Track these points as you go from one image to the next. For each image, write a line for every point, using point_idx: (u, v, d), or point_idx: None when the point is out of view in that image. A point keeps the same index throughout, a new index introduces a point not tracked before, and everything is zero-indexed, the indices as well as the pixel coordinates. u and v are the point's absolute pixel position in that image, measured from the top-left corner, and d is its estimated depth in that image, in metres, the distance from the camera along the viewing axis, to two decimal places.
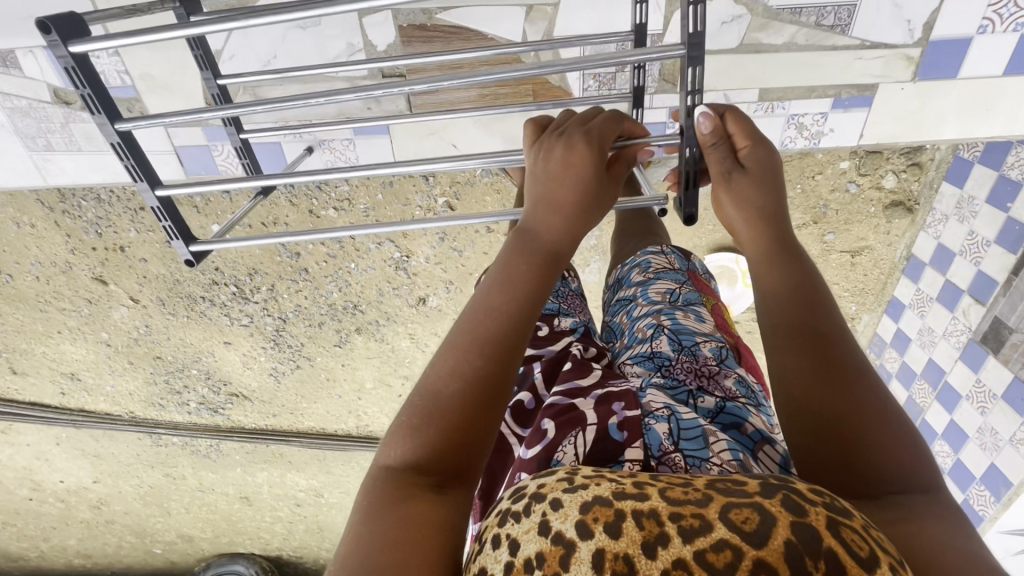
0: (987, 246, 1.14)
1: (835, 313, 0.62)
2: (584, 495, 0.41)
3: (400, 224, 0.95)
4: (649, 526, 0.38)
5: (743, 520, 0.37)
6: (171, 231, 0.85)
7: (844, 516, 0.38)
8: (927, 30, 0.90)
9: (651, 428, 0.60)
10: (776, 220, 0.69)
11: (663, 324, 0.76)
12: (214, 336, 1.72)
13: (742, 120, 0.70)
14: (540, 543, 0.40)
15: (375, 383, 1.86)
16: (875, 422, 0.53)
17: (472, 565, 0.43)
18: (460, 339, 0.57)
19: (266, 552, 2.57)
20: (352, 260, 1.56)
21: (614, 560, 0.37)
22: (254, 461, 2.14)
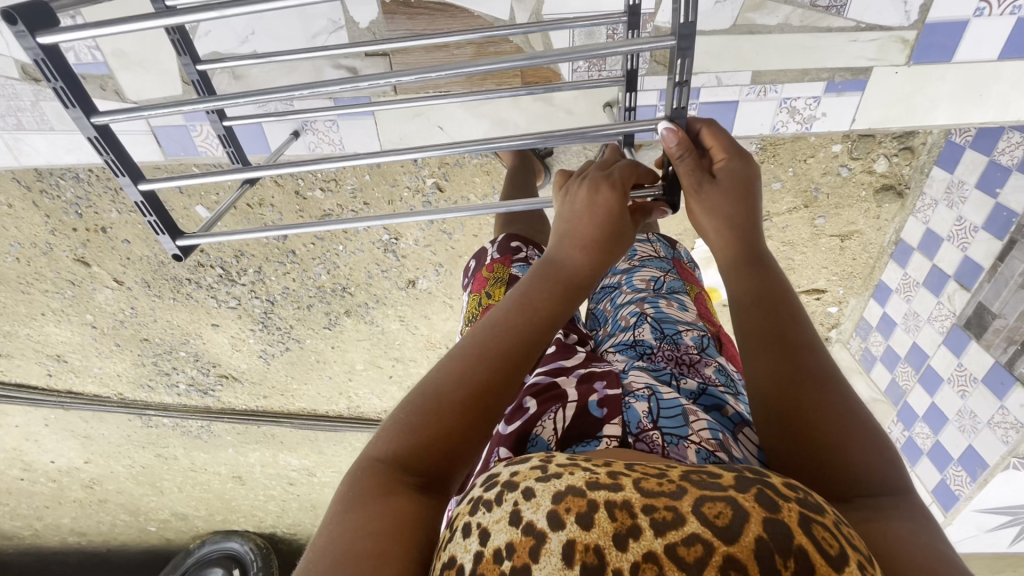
0: (974, 232, 1.14)
1: (806, 324, 0.61)
2: (557, 485, 0.40)
3: (390, 217, 0.92)
4: (621, 517, 0.37)
5: (716, 514, 0.36)
6: (157, 227, 0.82)
7: (816, 512, 0.38)
8: (923, 13, 0.87)
9: (630, 407, 0.59)
10: (751, 232, 0.66)
11: (646, 312, 0.77)
12: (202, 319, 1.70)
13: (715, 131, 0.66)
14: (510, 533, 0.38)
15: (365, 364, 1.86)
16: (844, 424, 0.53)
17: (442, 553, 0.42)
18: (472, 349, 0.57)
19: (259, 529, 2.60)
20: (340, 242, 1.54)
21: (584, 552, 0.36)
22: (245, 442, 2.15)
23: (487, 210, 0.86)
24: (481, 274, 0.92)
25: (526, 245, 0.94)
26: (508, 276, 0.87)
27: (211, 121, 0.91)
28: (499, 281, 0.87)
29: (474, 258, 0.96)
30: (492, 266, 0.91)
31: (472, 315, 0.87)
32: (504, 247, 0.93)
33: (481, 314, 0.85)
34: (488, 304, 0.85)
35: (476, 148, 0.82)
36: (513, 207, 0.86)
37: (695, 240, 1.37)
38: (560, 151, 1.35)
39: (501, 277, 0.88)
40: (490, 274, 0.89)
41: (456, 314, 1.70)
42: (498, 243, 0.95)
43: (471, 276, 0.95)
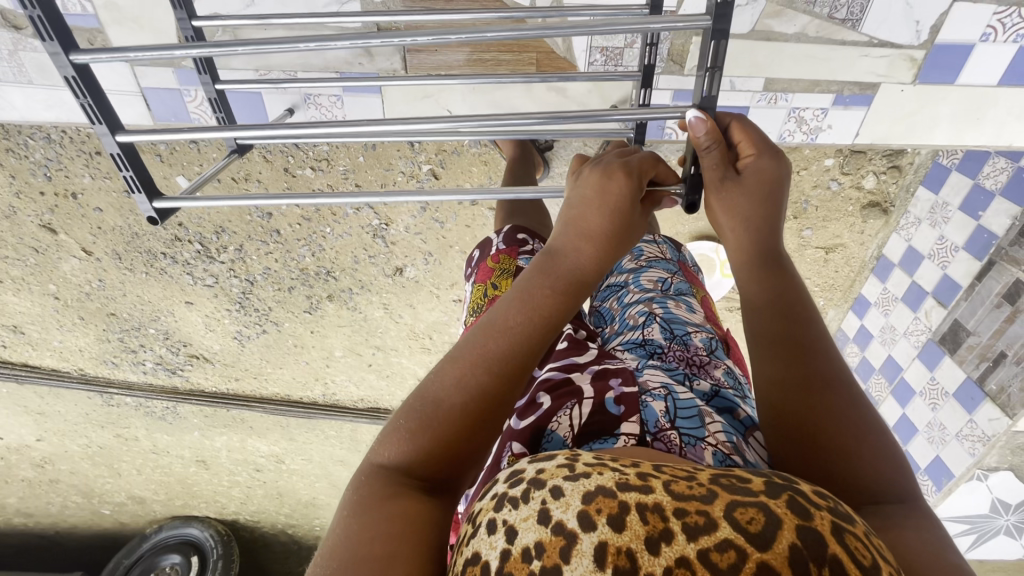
0: (955, 252, 1.18)
1: (818, 326, 0.61)
2: (586, 484, 0.38)
3: (386, 195, 0.88)
4: (653, 521, 0.35)
5: (749, 520, 0.34)
6: (132, 183, 0.77)
7: (847, 521, 0.37)
8: (934, 34, 0.89)
9: (648, 405, 0.59)
10: (770, 232, 0.65)
11: (655, 312, 0.76)
12: (175, 295, 1.63)
13: (745, 125, 0.63)
14: (539, 532, 0.37)
15: (344, 351, 1.81)
16: (855, 432, 0.54)
17: (466, 548, 0.41)
18: (471, 351, 0.55)
19: (221, 517, 2.51)
20: (327, 224, 1.50)
21: (617, 554, 0.35)
22: (213, 425, 2.07)
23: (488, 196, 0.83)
24: (487, 264, 0.90)
25: (533, 238, 0.93)
26: (516, 268, 0.86)
27: (202, 81, 0.86)
28: (506, 272, 0.86)
29: (478, 249, 0.94)
30: (497, 257, 0.89)
31: (477, 305, 0.85)
32: (511, 239, 0.92)
33: (486, 304, 0.83)
34: (494, 294, 0.83)
35: (489, 125, 0.78)
36: (518, 194, 0.84)
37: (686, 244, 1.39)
38: (561, 146, 1.34)
39: (508, 268, 0.87)
40: (496, 265, 0.88)
41: (443, 304, 1.68)
42: (504, 234, 0.93)
43: (474, 267, 0.94)
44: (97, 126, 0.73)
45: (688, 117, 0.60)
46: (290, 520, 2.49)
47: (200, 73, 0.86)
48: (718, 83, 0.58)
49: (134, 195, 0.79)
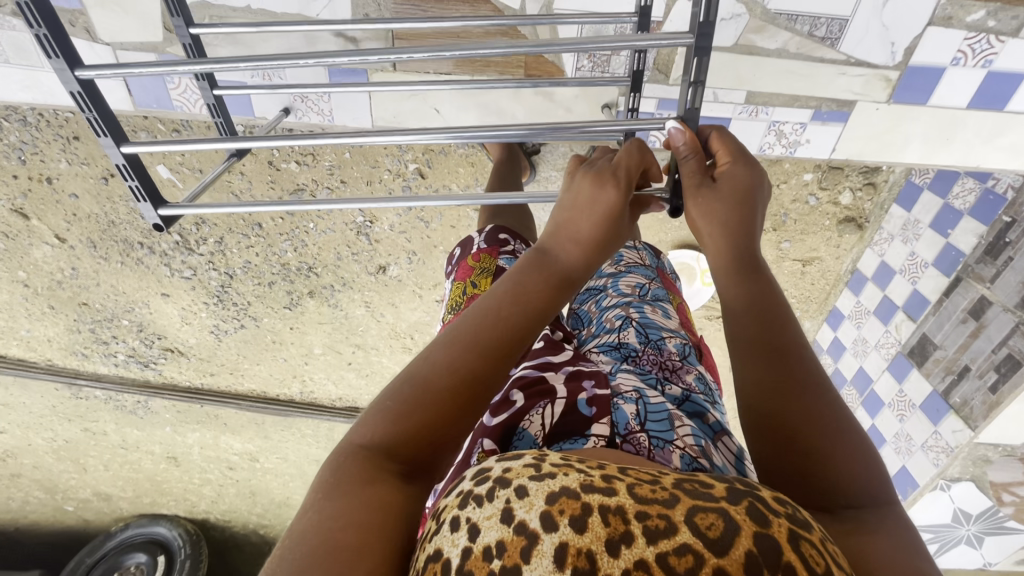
0: (925, 267, 1.22)
1: (796, 329, 0.61)
2: (551, 484, 0.38)
3: (395, 202, 0.84)
4: (614, 523, 0.35)
5: (707, 525, 0.34)
6: (138, 193, 0.76)
7: (804, 529, 0.36)
8: (907, 55, 0.91)
9: (619, 408, 0.59)
10: (748, 243, 0.64)
11: (631, 316, 0.77)
12: (151, 286, 1.60)
13: (724, 137, 0.64)
14: (501, 531, 0.36)
15: (323, 349, 1.79)
16: (830, 435, 0.54)
17: (427, 544, 0.39)
18: (464, 340, 0.55)
19: (190, 515, 2.45)
20: (311, 220, 1.49)
21: (577, 556, 0.34)
22: (185, 421, 2.03)
23: (468, 199, 0.82)
24: (466, 262, 0.90)
25: (514, 239, 0.93)
26: (495, 268, 0.87)
27: (201, 88, 0.86)
28: (485, 272, 0.86)
29: (459, 246, 0.94)
30: (478, 256, 0.89)
31: (455, 303, 0.85)
32: (492, 238, 0.92)
33: (464, 302, 0.83)
34: (472, 292, 0.83)
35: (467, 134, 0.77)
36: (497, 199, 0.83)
37: (667, 252, 1.41)
38: (547, 150, 1.36)
39: (487, 267, 0.87)
40: (476, 263, 0.88)
41: (425, 304, 1.68)
42: (485, 234, 0.93)
43: (455, 264, 0.94)
44: (100, 137, 0.71)
45: (667, 128, 0.61)
46: (262, 520, 2.44)
47: (199, 81, 0.85)
48: (700, 100, 0.59)
49: (139, 205, 0.77)
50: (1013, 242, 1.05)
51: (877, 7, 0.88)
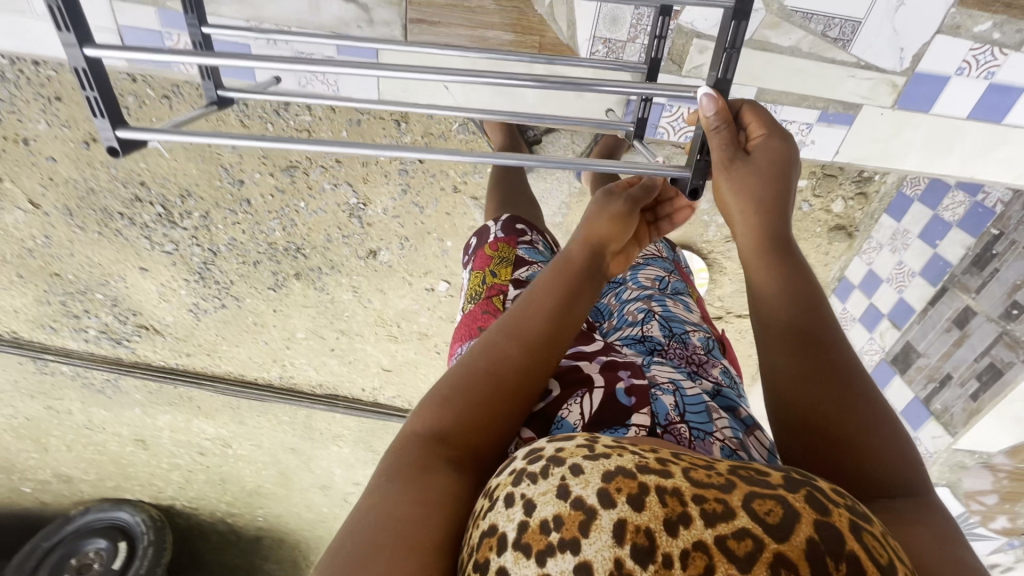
0: (912, 277, 1.22)
1: (827, 313, 0.61)
2: (606, 464, 0.38)
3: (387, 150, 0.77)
4: (672, 504, 0.35)
5: (766, 511, 0.34)
6: (96, 107, 0.68)
7: (864, 520, 0.36)
8: (916, 62, 0.85)
9: (658, 399, 0.58)
10: (781, 218, 0.65)
11: (654, 309, 0.76)
12: (129, 260, 1.54)
13: (757, 109, 0.66)
14: (557, 506, 0.36)
15: (306, 333, 1.75)
16: (865, 423, 0.54)
17: (481, 521, 0.40)
18: (506, 334, 0.58)
19: (155, 501, 2.37)
20: (302, 198, 1.45)
21: (636, 533, 0.34)
22: (156, 402, 1.96)
23: (476, 158, 0.77)
24: (484, 251, 0.88)
25: (531, 230, 0.92)
26: (514, 257, 0.85)
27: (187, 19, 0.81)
28: (504, 261, 0.84)
29: (474, 236, 0.92)
30: (495, 245, 0.88)
31: (475, 293, 0.83)
32: (508, 227, 0.90)
33: (485, 292, 0.81)
34: (493, 282, 0.81)
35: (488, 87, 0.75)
36: (504, 159, 0.77)
37: None
38: (549, 141, 1.35)
39: (506, 257, 0.85)
40: (494, 253, 0.86)
41: (414, 292, 1.65)
42: (502, 223, 0.92)
43: (471, 253, 0.92)
44: (61, 33, 0.63)
45: (699, 96, 0.61)
46: (232, 508, 2.37)
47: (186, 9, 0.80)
48: (735, 64, 0.60)
49: (94, 119, 0.69)
50: (1000, 254, 1.07)
51: (891, 8, 0.81)
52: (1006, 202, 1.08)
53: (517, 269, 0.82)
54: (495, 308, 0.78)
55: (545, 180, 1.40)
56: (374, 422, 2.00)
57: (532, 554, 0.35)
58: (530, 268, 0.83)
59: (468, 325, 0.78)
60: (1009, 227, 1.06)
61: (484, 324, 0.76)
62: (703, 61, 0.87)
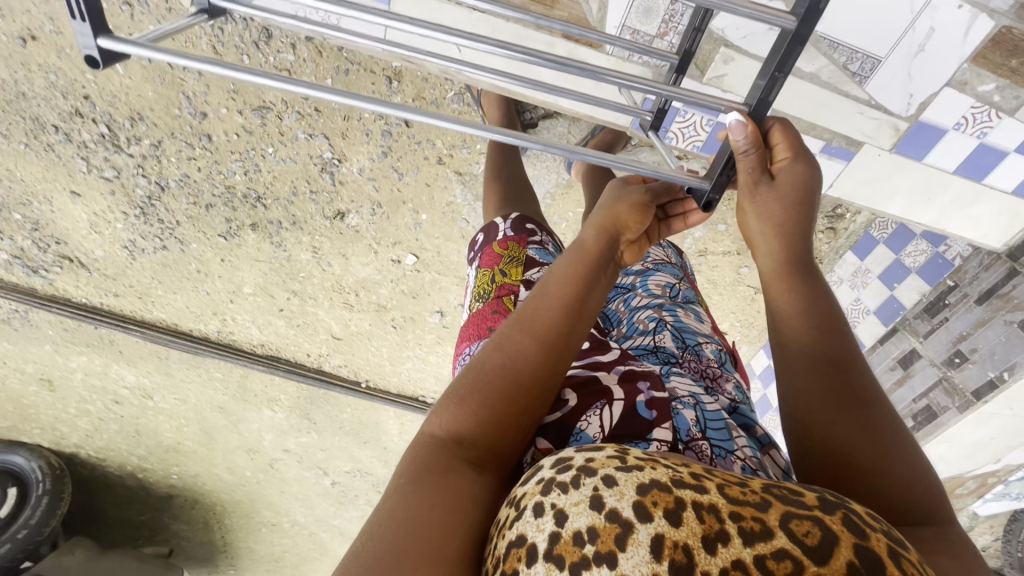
0: (866, 314, 1.28)
1: (848, 335, 0.62)
2: (640, 477, 0.42)
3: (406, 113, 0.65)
4: (709, 521, 0.39)
5: (804, 532, 0.38)
6: (75, 8, 0.55)
7: (902, 547, 0.39)
8: (921, 110, 0.87)
9: (679, 412, 0.59)
10: (802, 242, 0.63)
11: (665, 319, 0.75)
12: (59, 181, 1.37)
13: (786, 128, 0.61)
14: (591, 517, 0.40)
15: (254, 289, 1.63)
16: (887, 451, 0.56)
17: (508, 531, 0.44)
18: (518, 333, 0.58)
19: (55, 447, 2.15)
20: (271, 144, 1.33)
21: (674, 549, 0.38)
22: (72, 341, 1.78)
23: (463, 128, 0.66)
24: (492, 248, 0.84)
25: (540, 229, 0.88)
26: (525, 257, 0.81)
27: None
28: (514, 261, 0.80)
29: (482, 232, 0.88)
30: (505, 244, 0.83)
31: (483, 291, 0.79)
32: (518, 226, 0.86)
33: (495, 292, 0.77)
34: (503, 281, 0.78)
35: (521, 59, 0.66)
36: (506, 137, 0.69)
37: None
38: (546, 126, 1.30)
39: (516, 256, 0.81)
40: (504, 251, 0.82)
41: (379, 262, 1.57)
42: (511, 221, 0.88)
43: (477, 250, 0.87)
44: None
45: (729, 118, 0.58)
46: (144, 463, 2.20)
47: None
48: (778, 88, 0.55)
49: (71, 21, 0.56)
50: (951, 304, 1.14)
51: (911, 53, 0.82)
52: (965, 257, 1.11)
53: (528, 270, 0.79)
54: (505, 309, 0.74)
55: (534, 166, 1.35)
56: (316, 390, 1.90)
57: (566, 565, 0.39)
58: (542, 269, 0.79)
59: (477, 324, 0.75)
60: (964, 281, 1.11)
61: (494, 325, 0.74)
62: (726, 72, 0.86)
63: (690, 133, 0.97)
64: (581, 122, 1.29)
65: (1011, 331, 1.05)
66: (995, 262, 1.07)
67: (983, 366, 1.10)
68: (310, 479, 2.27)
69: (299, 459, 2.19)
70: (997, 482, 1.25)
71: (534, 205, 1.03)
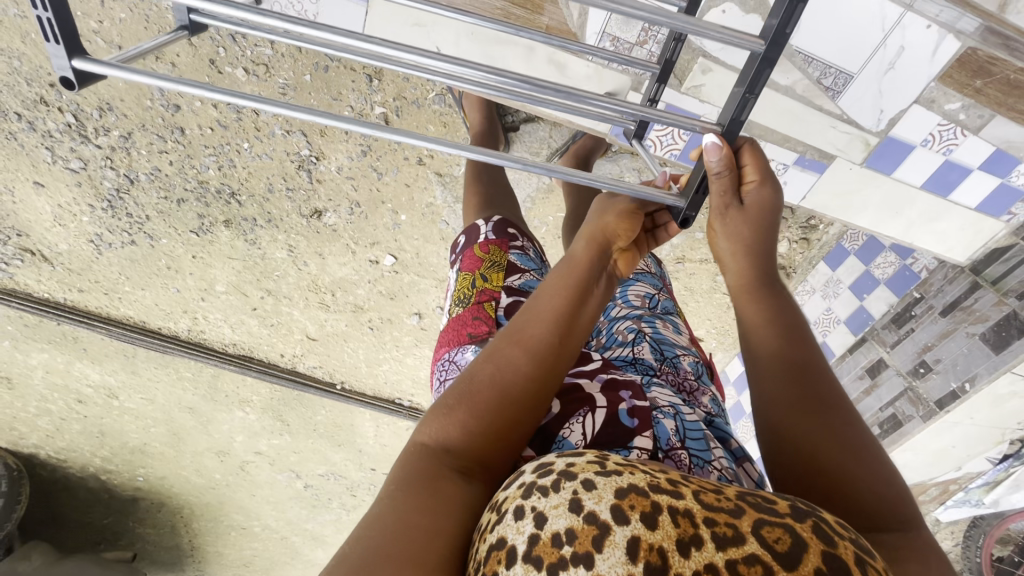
0: (836, 323, 1.31)
1: (813, 341, 0.63)
2: (619, 481, 0.41)
3: (389, 131, 0.64)
4: (684, 525, 0.38)
5: (775, 539, 0.38)
6: (49, 30, 0.53)
7: (867, 555, 0.39)
8: (891, 126, 0.89)
9: (660, 422, 0.58)
10: (766, 256, 0.65)
11: (645, 330, 0.74)
12: (21, 171, 1.32)
13: (756, 151, 0.60)
14: (570, 519, 0.40)
15: (227, 287, 1.59)
16: (854, 457, 0.56)
17: (490, 534, 0.43)
18: (509, 343, 0.58)
19: (13, 447, 2.06)
20: (247, 139, 1.30)
21: (649, 551, 0.37)
22: (32, 338, 1.71)
23: (443, 149, 0.65)
24: (473, 252, 0.83)
25: (522, 235, 0.87)
26: (506, 263, 0.80)
27: None
28: (496, 266, 0.79)
29: (464, 233, 0.87)
30: (486, 247, 0.82)
31: (463, 296, 0.78)
32: (500, 230, 0.85)
33: (475, 296, 0.76)
34: (484, 286, 0.77)
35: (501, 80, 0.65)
36: (479, 155, 0.66)
37: None
38: (527, 130, 1.30)
39: (497, 261, 0.80)
40: (485, 255, 0.81)
41: (356, 262, 1.54)
42: (493, 224, 0.87)
43: (458, 253, 0.86)
44: None
45: (705, 140, 0.57)
46: (107, 465, 2.13)
47: None
48: (744, 114, 0.56)
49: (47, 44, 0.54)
50: (917, 316, 1.16)
51: (881, 71, 0.84)
52: (931, 270, 1.15)
53: (510, 276, 0.78)
54: (486, 315, 0.74)
55: (515, 169, 1.35)
56: (291, 391, 1.86)
57: (544, 566, 0.38)
58: (523, 276, 0.79)
59: (457, 329, 0.74)
60: (930, 293, 1.14)
61: (475, 331, 0.73)
62: (703, 82, 0.87)
63: (668, 142, 0.98)
64: (562, 127, 1.29)
65: (972, 343, 1.06)
66: (959, 275, 1.10)
67: (946, 377, 1.11)
68: (282, 482, 2.22)
69: (272, 462, 2.15)
70: (958, 489, 1.29)
71: (516, 211, 1.03)
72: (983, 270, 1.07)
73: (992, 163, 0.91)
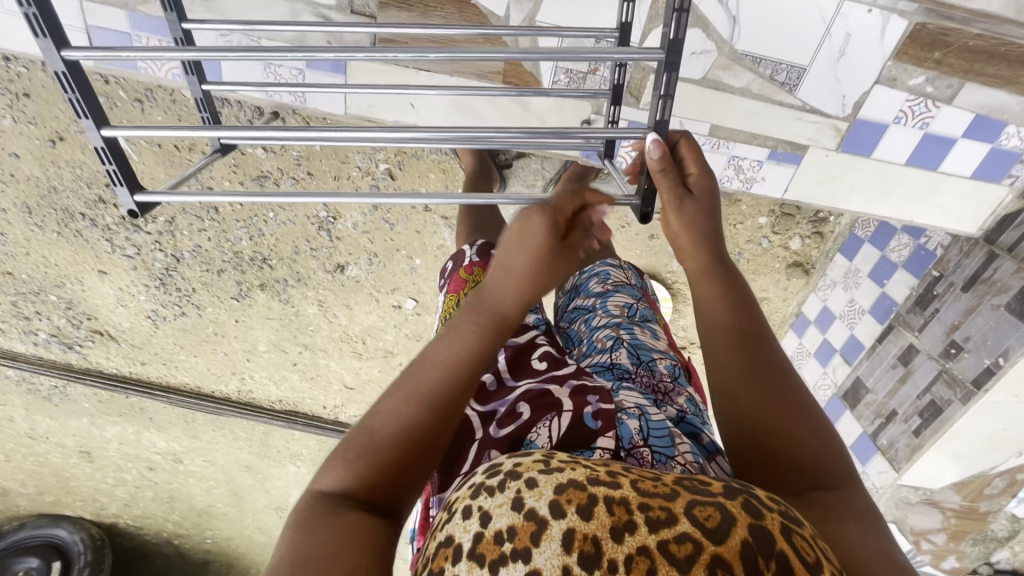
0: (862, 314, 1.26)
1: (759, 313, 0.66)
2: (559, 478, 0.43)
3: (385, 198, 0.71)
4: (619, 512, 0.40)
5: (706, 516, 0.39)
6: (115, 178, 0.66)
7: (795, 524, 0.41)
8: (857, 109, 0.91)
9: (623, 422, 0.61)
10: (715, 238, 0.68)
11: (622, 337, 0.77)
12: (87, 262, 1.51)
13: (692, 145, 0.65)
14: (512, 517, 0.42)
15: (268, 346, 1.71)
16: (797, 421, 0.58)
17: (439, 532, 0.46)
18: (450, 346, 0.62)
19: (97, 518, 2.23)
20: (271, 209, 1.45)
21: (583, 540, 0.39)
22: (106, 412, 1.89)
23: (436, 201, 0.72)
24: (459, 274, 0.89)
25: None
26: None
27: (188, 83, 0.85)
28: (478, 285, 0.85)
29: (451, 260, 0.93)
30: (471, 269, 0.88)
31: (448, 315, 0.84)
32: (485, 249, 0.90)
33: None
34: None
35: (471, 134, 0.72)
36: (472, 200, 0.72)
37: None
38: (520, 165, 1.38)
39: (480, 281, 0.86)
40: (470, 276, 0.87)
41: (381, 309, 1.63)
42: (478, 247, 0.92)
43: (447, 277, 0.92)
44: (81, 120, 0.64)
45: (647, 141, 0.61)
46: (178, 529, 2.26)
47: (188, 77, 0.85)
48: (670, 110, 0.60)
49: (116, 190, 0.68)
50: (940, 295, 1.12)
51: (833, 58, 0.87)
52: (946, 246, 1.12)
53: None
54: None
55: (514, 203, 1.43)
56: (335, 441, 1.94)
57: (485, 563, 0.41)
58: None
59: None
60: (948, 270, 1.11)
61: None
62: None
63: None
64: (552, 158, 1.36)
65: (999, 316, 1.01)
66: (974, 248, 1.07)
67: (979, 354, 1.04)
68: None
69: None
70: None
71: None
72: (998, 238, 1.03)
73: (975, 129, 0.90)
